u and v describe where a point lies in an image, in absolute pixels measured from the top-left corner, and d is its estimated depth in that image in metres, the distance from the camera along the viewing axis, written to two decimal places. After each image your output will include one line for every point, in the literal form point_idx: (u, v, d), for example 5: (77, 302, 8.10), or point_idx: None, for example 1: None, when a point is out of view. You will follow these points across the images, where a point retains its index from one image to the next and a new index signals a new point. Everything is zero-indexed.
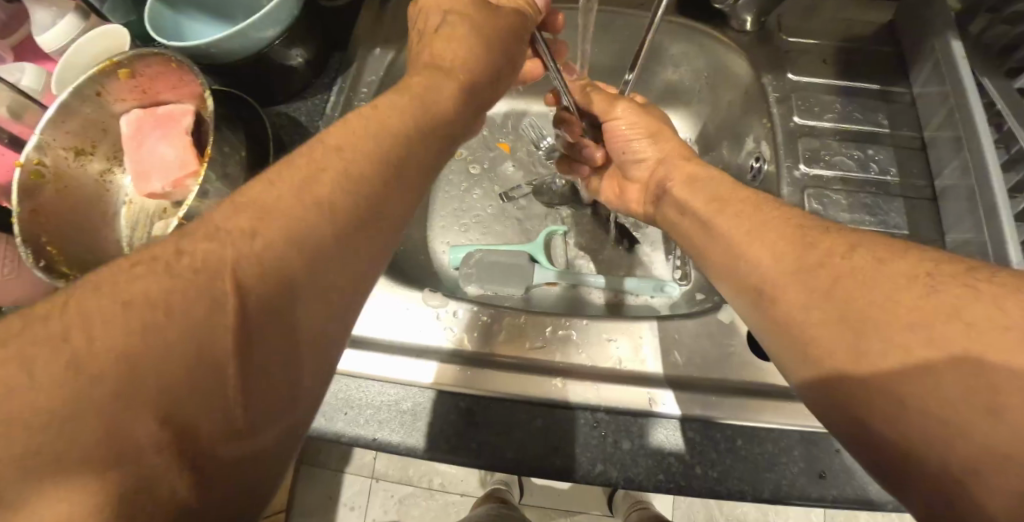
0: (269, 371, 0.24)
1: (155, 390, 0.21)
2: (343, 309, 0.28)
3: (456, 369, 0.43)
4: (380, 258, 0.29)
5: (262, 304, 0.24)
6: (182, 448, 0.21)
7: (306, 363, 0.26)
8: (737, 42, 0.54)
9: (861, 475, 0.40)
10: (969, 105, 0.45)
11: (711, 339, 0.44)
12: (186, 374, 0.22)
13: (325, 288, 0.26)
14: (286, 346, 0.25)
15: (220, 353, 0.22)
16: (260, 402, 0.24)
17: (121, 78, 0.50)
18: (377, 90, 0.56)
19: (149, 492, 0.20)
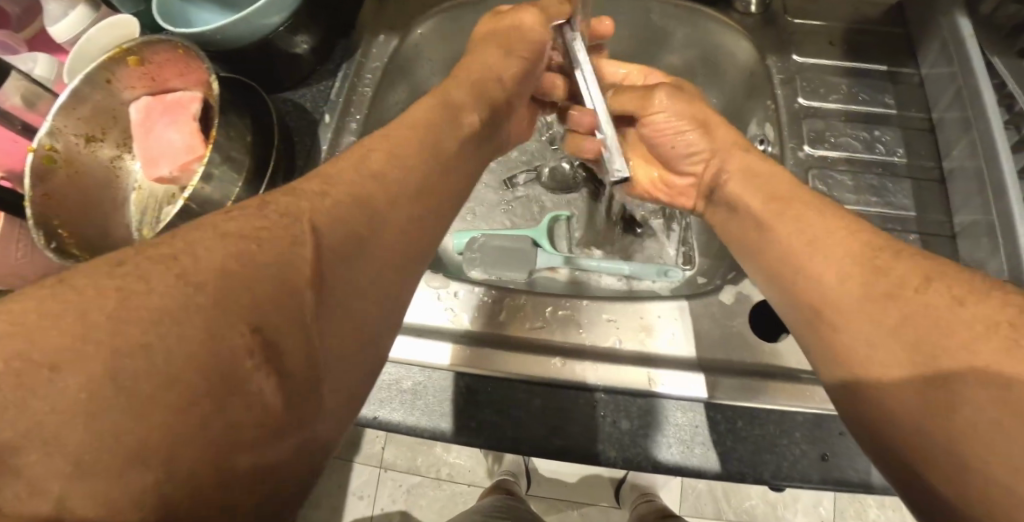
0: (339, 311, 0.26)
1: (251, 305, 0.23)
2: (386, 303, 0.29)
3: (457, 349, 0.44)
4: (405, 244, 0.31)
5: (329, 253, 0.26)
6: (256, 423, 0.22)
7: (365, 313, 0.28)
8: (741, 24, 0.53)
9: (864, 458, 0.40)
10: (977, 84, 0.44)
11: (713, 320, 0.44)
12: (275, 301, 0.24)
13: (378, 251, 0.29)
14: (342, 337, 0.26)
15: (288, 335, 0.24)
16: (317, 388, 0.25)
17: (131, 65, 0.50)
18: (380, 76, 0.56)
19: (226, 466, 0.21)
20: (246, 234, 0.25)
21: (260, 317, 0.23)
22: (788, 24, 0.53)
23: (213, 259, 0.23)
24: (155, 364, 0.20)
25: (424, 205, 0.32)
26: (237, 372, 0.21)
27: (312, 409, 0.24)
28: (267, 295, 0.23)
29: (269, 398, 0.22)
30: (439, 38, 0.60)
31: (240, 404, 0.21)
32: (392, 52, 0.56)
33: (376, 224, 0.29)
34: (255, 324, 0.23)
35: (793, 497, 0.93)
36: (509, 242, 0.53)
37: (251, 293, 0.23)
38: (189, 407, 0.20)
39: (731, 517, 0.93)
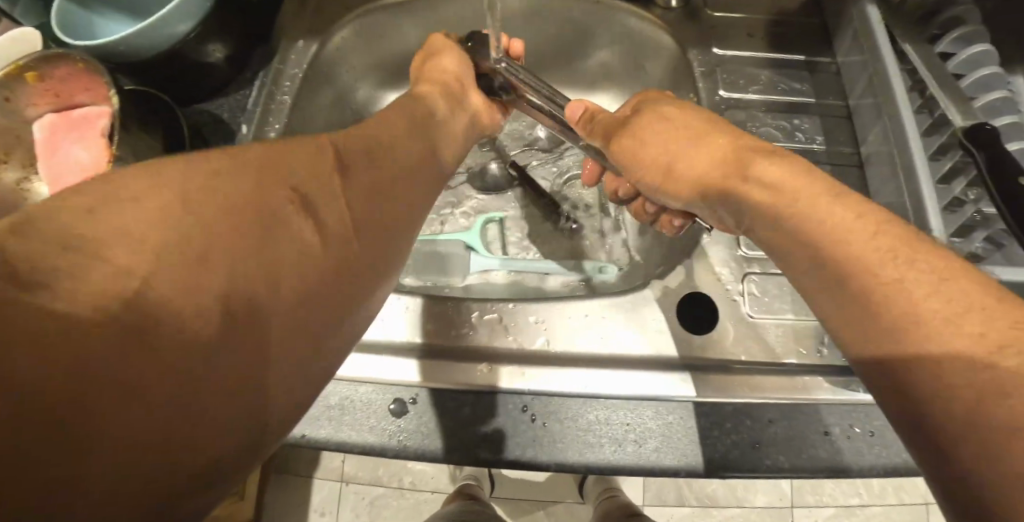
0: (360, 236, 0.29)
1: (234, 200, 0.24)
2: (380, 242, 0.30)
3: (378, 360, 0.42)
4: (393, 192, 0.32)
5: (314, 176, 0.28)
6: (235, 306, 0.22)
7: (382, 247, 0.30)
8: (662, 19, 0.53)
9: (794, 443, 0.41)
10: (886, 70, 0.45)
11: (643, 316, 0.44)
12: (263, 203, 0.25)
13: (385, 193, 0.31)
14: (336, 257, 0.27)
15: (278, 237, 0.25)
16: (309, 301, 0.25)
17: (29, 81, 0.48)
18: (300, 83, 0.54)
19: (204, 335, 0.20)
20: (274, 161, 0.27)
21: (250, 211, 0.24)
22: (708, 17, 0.53)
23: (219, 163, 0.25)
24: (208, 233, 0.22)
25: (413, 182, 0.34)
26: (280, 260, 0.24)
27: (299, 317, 0.24)
28: (259, 197, 0.25)
29: (248, 286, 0.22)
30: (363, 42, 0.58)
31: (278, 288, 0.24)
32: (311, 57, 0.55)
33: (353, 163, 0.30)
34: (252, 214, 0.24)
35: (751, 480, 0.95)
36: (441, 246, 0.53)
37: (276, 197, 0.25)
38: (170, 274, 0.20)
39: (694, 503, 0.95)
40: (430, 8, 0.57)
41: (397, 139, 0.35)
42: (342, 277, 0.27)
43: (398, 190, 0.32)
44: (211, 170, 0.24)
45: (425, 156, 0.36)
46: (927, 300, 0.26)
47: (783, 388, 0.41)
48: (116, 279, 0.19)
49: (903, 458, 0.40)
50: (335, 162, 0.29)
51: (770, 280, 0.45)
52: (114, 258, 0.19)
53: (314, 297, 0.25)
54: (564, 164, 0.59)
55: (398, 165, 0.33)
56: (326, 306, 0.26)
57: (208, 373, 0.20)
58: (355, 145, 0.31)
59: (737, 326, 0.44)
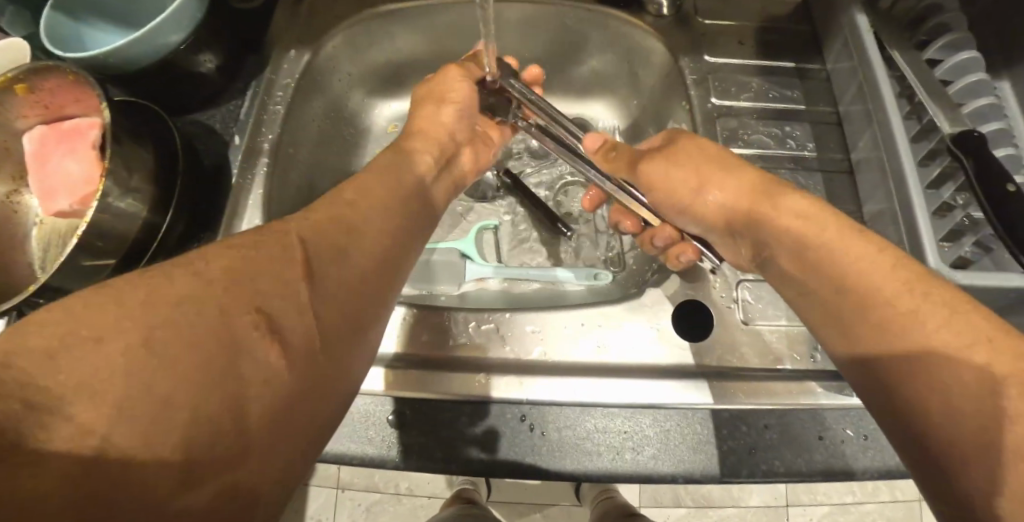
0: (325, 344, 0.30)
1: (200, 323, 0.25)
2: (347, 339, 0.31)
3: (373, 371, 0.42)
4: (361, 281, 0.33)
5: (284, 282, 0.29)
6: (201, 445, 0.23)
7: (347, 346, 0.31)
8: (654, 26, 0.54)
9: (789, 448, 0.41)
10: (875, 78, 0.45)
11: (638, 324, 0.44)
12: (228, 322, 0.26)
13: (351, 293, 0.32)
14: (302, 368, 0.28)
15: (246, 359, 0.26)
16: (277, 417, 0.26)
17: (19, 93, 0.47)
18: (293, 93, 0.53)
19: (169, 478, 0.22)
20: (239, 269, 0.28)
21: (216, 337, 0.25)
22: (699, 24, 0.54)
23: (189, 280, 0.26)
24: (170, 374, 0.23)
25: (382, 270, 0.34)
26: (242, 390, 0.25)
27: (267, 436, 0.26)
28: (226, 317, 0.26)
29: (217, 417, 0.24)
30: (356, 51, 0.58)
31: (239, 420, 0.25)
32: (304, 66, 0.54)
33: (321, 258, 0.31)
34: (219, 339, 0.25)
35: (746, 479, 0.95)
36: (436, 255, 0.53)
37: (240, 319, 0.26)
38: (133, 425, 0.22)
39: (690, 503, 0.96)
40: (422, 17, 0.57)
41: (369, 220, 0.35)
42: (305, 391, 0.28)
43: (364, 286, 0.33)
44: (177, 295, 0.25)
45: (397, 233, 0.36)
46: (940, 331, 0.27)
47: (779, 393, 0.42)
48: (75, 440, 0.20)
49: (896, 462, 0.40)
50: (305, 260, 0.30)
51: (763, 286, 0.46)
52: (75, 417, 0.21)
53: (280, 417, 0.27)
54: (558, 170, 0.60)
55: (370, 243, 0.34)
56: (295, 415, 0.27)
57: (173, 513, 0.22)
58: (324, 235, 0.32)
59: (732, 333, 0.44)
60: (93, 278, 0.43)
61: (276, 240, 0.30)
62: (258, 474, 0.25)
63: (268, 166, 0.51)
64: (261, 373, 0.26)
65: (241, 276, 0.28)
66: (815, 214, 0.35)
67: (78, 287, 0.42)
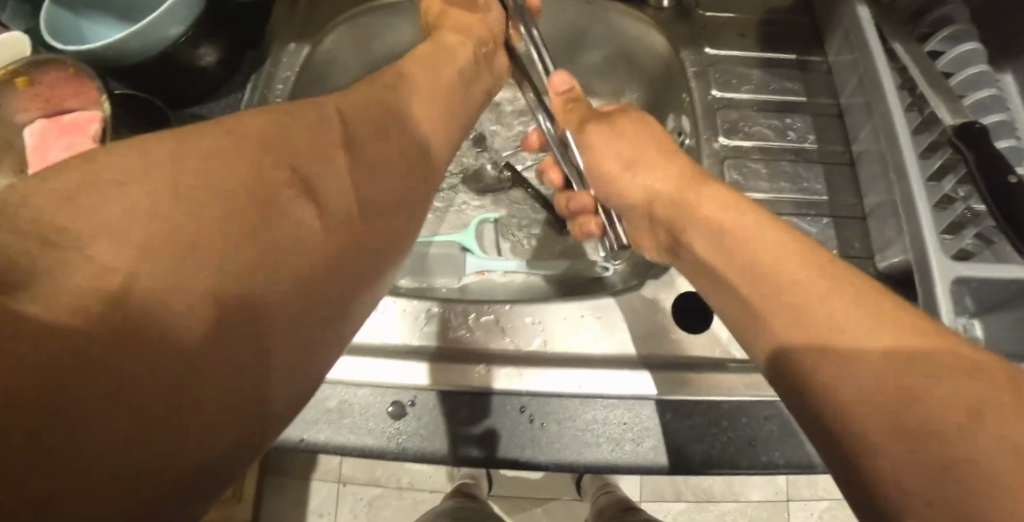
0: (363, 215, 0.30)
1: (240, 181, 0.26)
2: (386, 218, 0.32)
3: (374, 362, 0.43)
4: (402, 172, 0.33)
5: (322, 156, 0.30)
6: (236, 291, 0.24)
7: (383, 229, 0.32)
8: (655, 19, 0.54)
9: (790, 439, 0.41)
10: (876, 69, 0.45)
11: (639, 315, 0.44)
12: (266, 185, 0.26)
13: (390, 179, 0.33)
14: (341, 235, 0.29)
15: (286, 218, 0.26)
16: (314, 277, 0.27)
17: (20, 86, 0.48)
18: (293, 86, 0.54)
19: (205, 318, 0.22)
20: (278, 136, 0.29)
21: (258, 195, 0.26)
22: (701, 17, 0.54)
23: (229, 146, 0.27)
24: (205, 222, 0.24)
25: (415, 173, 0.35)
26: (276, 247, 0.26)
27: (305, 292, 0.26)
28: (267, 181, 0.27)
29: (252, 266, 0.24)
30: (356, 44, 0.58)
31: (274, 274, 0.25)
32: (305, 58, 0.54)
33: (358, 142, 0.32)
34: (259, 197, 0.26)
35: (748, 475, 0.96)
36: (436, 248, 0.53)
37: (279, 186, 0.27)
38: (166, 261, 0.22)
39: (691, 498, 0.96)
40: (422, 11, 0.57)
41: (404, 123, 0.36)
42: (342, 260, 0.29)
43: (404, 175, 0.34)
44: (209, 153, 0.26)
45: (432, 144, 0.38)
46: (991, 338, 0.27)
47: None
48: (106, 271, 0.21)
49: None
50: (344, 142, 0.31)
51: None
52: (103, 257, 0.21)
53: (315, 284, 0.27)
54: None
55: (405, 136, 0.35)
56: (332, 278, 0.28)
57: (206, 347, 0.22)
58: (361, 120, 0.33)
59: None
60: None
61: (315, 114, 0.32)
62: (297, 333, 0.26)
63: None
64: (304, 228, 0.27)
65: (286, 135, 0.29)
66: None
67: None
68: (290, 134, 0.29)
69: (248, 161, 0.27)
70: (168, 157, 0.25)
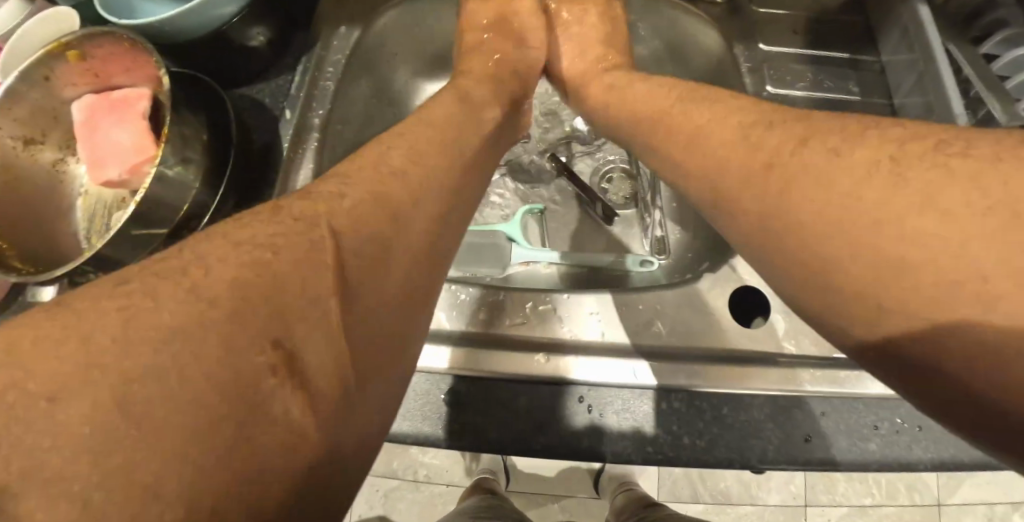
0: (355, 348, 0.27)
1: (203, 355, 0.22)
2: (378, 341, 0.29)
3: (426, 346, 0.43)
4: (398, 287, 0.30)
5: (312, 287, 0.25)
6: (214, 496, 0.21)
7: (377, 351, 0.29)
8: (707, 14, 0.53)
9: (847, 437, 0.41)
10: (937, 67, 0.45)
11: (694, 307, 0.44)
12: (243, 353, 0.23)
13: (385, 288, 0.29)
14: (332, 383, 0.26)
15: (268, 388, 0.23)
16: (303, 445, 0.24)
17: (70, 59, 0.47)
18: (343, 69, 0.53)
19: None
20: (252, 272, 0.24)
21: (231, 369, 0.22)
22: (753, 13, 0.53)
23: (193, 299, 0.23)
24: (161, 422, 0.20)
25: (410, 270, 0.32)
26: (255, 427, 0.22)
27: (297, 463, 0.24)
28: (243, 347, 0.23)
29: (226, 462, 0.21)
30: (406, 31, 0.57)
31: (256, 458, 0.22)
32: (354, 43, 0.54)
33: (354, 255, 0.28)
34: (235, 371, 0.22)
35: (766, 477, 0.95)
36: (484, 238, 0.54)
37: (256, 350, 0.23)
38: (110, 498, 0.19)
39: (708, 499, 0.96)
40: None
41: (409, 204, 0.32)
42: (334, 412, 0.26)
43: (399, 274, 0.30)
44: (168, 320, 0.22)
45: (438, 221, 0.34)
46: None
47: (833, 381, 0.42)
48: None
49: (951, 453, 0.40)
50: (339, 264, 0.27)
51: None
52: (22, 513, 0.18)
53: (306, 451, 0.24)
54: (602, 155, 0.59)
55: (406, 233, 0.31)
56: (323, 431, 0.25)
57: None
58: (359, 226, 0.29)
59: (788, 321, 0.43)
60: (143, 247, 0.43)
61: (304, 217, 0.27)
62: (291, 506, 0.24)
63: (317, 143, 0.50)
64: (292, 392, 0.24)
65: (273, 266, 0.25)
66: None
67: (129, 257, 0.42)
68: (274, 263, 0.25)
69: (217, 318, 0.23)
70: (125, 325, 0.21)
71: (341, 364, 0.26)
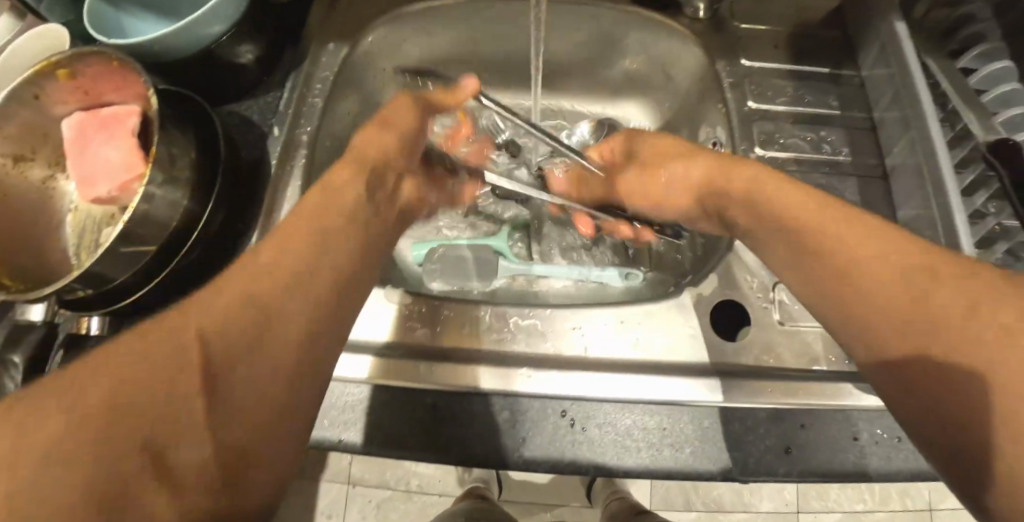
0: (244, 444, 0.27)
1: (62, 469, 0.22)
2: (278, 433, 0.28)
3: (406, 361, 0.43)
4: (303, 373, 0.29)
5: (187, 387, 0.25)
6: None
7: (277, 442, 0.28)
8: (690, 29, 0.54)
9: (826, 447, 0.41)
10: (914, 82, 0.46)
11: (678, 320, 0.44)
12: (111, 462, 0.23)
13: (277, 369, 0.28)
14: (207, 488, 0.26)
15: (130, 500, 0.23)
16: None
17: (60, 78, 0.47)
18: (331, 86, 0.53)
19: None
20: (127, 381, 0.24)
21: (93, 482, 0.22)
22: (735, 29, 0.55)
23: (64, 413, 0.23)
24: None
25: (315, 349, 0.30)
26: None
27: None
28: (110, 456, 0.23)
29: None
30: (393, 47, 0.58)
31: None
32: (342, 59, 0.54)
33: (245, 348, 0.27)
34: (93, 487, 0.22)
35: (758, 485, 0.96)
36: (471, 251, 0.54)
37: (118, 459, 0.23)
38: None
39: (701, 507, 0.96)
40: (458, 15, 0.57)
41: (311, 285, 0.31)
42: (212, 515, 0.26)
43: (293, 358, 0.29)
44: (37, 436, 0.22)
45: (344, 293, 0.33)
46: None
47: (816, 394, 0.42)
48: None
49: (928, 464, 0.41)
50: (221, 361, 0.27)
51: None
52: None
53: None
54: None
55: (310, 307, 0.31)
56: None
57: None
58: (250, 317, 0.28)
59: (770, 334, 0.44)
60: (131, 266, 0.43)
61: (186, 328, 0.27)
62: None
63: (306, 158, 0.51)
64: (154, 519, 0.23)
65: (137, 389, 0.24)
66: None
67: (117, 274, 0.42)
68: (153, 370, 0.25)
69: (87, 429, 0.23)
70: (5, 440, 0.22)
71: (214, 478, 0.26)
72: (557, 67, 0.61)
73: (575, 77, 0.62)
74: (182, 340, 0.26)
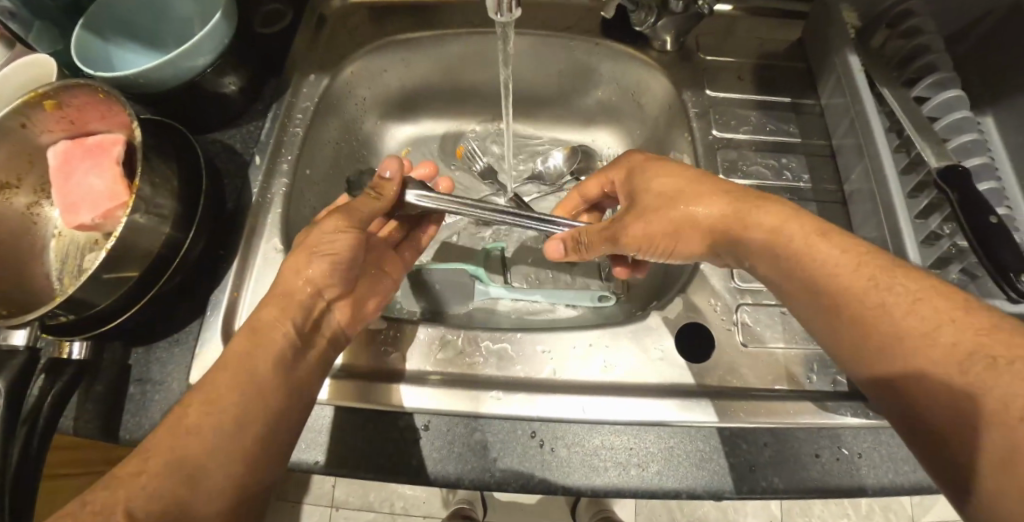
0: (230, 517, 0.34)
1: None
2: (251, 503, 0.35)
3: (369, 383, 0.44)
4: (273, 450, 0.36)
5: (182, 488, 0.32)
6: None
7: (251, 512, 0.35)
8: (656, 61, 0.56)
9: (785, 466, 0.43)
10: (866, 112, 0.48)
11: (646, 342, 0.46)
12: None
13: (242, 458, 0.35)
14: None
15: None
16: None
17: (47, 109, 0.49)
18: (312, 115, 0.55)
19: None
20: (141, 485, 0.31)
21: None
22: (701, 60, 0.57)
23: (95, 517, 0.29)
24: None
25: (284, 428, 0.37)
26: None
27: None
28: None
29: None
30: (373, 77, 0.60)
31: None
32: (323, 90, 0.56)
33: (223, 446, 0.34)
34: None
35: (742, 503, 0.96)
36: (449, 275, 0.55)
37: None
38: None
39: None
40: (435, 48, 0.59)
41: (264, 393, 0.37)
42: None
43: (244, 443, 0.35)
44: None
45: (300, 384, 0.39)
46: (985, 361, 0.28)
47: (776, 413, 0.43)
48: None
49: (886, 479, 0.43)
50: (213, 455, 0.34)
51: (762, 310, 0.47)
52: None
53: None
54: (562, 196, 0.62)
55: (271, 397, 0.37)
56: None
57: None
58: (227, 418, 0.35)
59: (734, 355, 0.46)
60: (113, 292, 0.44)
61: (179, 437, 0.33)
62: None
63: (287, 185, 0.53)
64: None
65: (151, 488, 0.31)
66: (837, 241, 0.36)
67: (99, 300, 0.43)
68: (154, 474, 0.32)
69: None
70: None
71: None
72: (531, 96, 0.64)
73: (550, 105, 0.64)
74: (181, 446, 0.33)
